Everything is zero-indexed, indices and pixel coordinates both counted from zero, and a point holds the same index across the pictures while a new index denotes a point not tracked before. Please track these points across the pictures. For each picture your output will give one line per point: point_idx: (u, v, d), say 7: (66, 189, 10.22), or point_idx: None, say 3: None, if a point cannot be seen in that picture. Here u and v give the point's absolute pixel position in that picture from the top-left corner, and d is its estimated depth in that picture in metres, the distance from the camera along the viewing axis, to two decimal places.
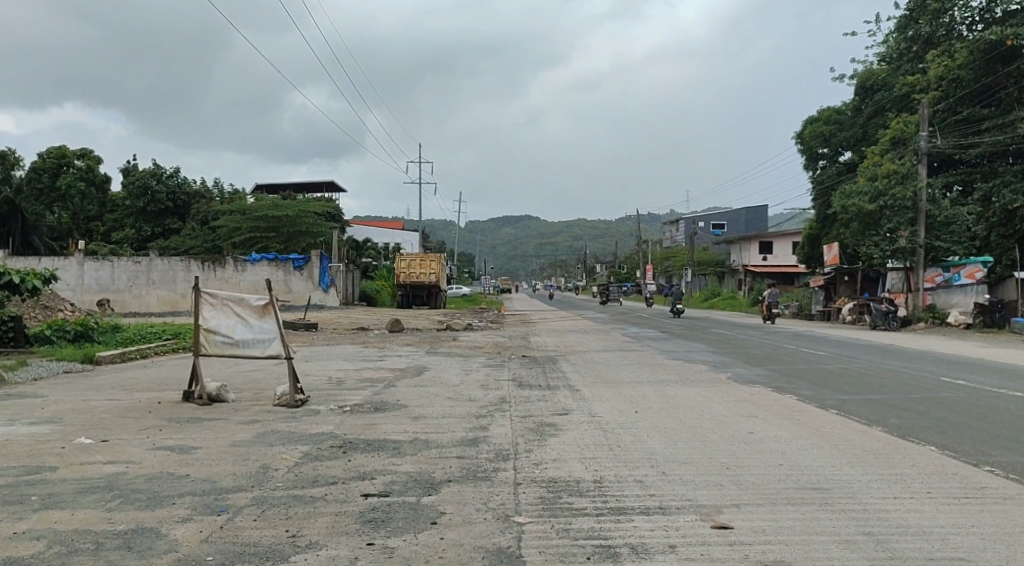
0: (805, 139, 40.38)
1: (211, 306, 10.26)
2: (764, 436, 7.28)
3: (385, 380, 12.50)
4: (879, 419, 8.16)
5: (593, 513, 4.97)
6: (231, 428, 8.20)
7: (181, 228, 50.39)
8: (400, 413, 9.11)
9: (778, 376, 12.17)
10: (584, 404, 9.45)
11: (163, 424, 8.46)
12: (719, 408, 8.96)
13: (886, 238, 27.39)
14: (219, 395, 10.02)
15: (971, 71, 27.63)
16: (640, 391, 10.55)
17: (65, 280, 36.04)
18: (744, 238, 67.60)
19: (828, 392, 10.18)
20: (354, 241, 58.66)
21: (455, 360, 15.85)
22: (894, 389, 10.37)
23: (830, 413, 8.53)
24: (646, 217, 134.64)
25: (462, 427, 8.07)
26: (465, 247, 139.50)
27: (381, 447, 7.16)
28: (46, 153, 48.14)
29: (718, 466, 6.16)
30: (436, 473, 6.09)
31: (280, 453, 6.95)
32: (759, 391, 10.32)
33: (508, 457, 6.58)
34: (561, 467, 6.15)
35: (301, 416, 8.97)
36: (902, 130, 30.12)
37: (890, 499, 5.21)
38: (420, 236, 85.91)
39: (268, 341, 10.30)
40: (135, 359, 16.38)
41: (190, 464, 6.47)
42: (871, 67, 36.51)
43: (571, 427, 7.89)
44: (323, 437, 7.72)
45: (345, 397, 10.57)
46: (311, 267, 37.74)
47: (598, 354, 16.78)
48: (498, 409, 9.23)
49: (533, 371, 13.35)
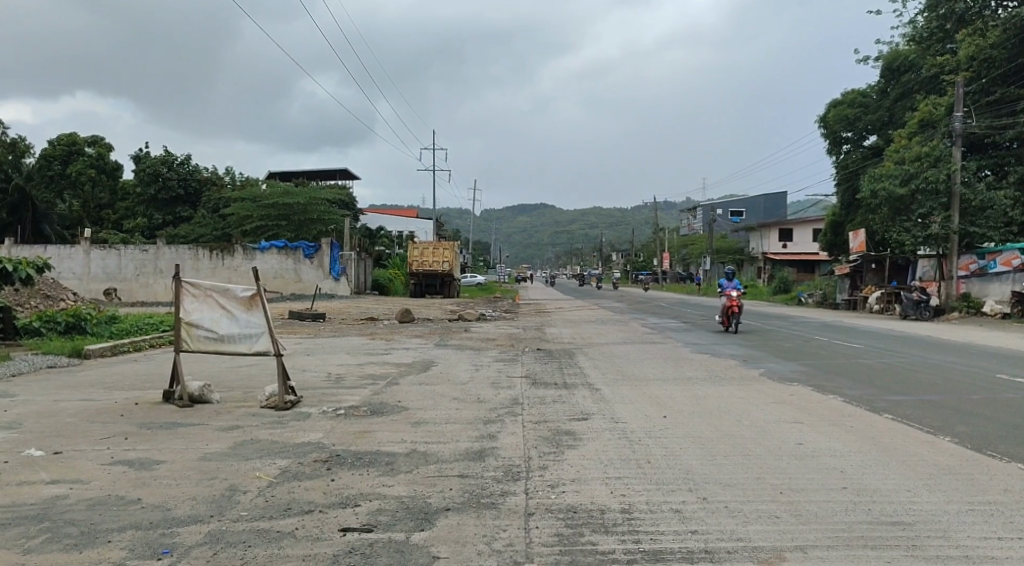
0: (829, 123, 38.61)
1: (193, 297, 9.35)
2: (813, 448, 6.19)
3: (388, 376, 11.52)
4: (947, 426, 6.95)
5: (624, 560, 3.94)
6: (206, 437, 7.25)
7: (192, 216, 49.75)
8: (399, 417, 8.12)
9: (817, 373, 11.03)
10: (605, 407, 8.39)
11: (134, 430, 7.59)
12: (758, 413, 7.88)
13: (918, 224, 26.00)
14: (201, 396, 9.16)
15: (1004, 50, 26.10)
16: (668, 391, 9.51)
17: (71, 269, 35.50)
18: (764, 225, 65.93)
19: (878, 393, 9.03)
20: (366, 229, 57.72)
21: (465, 354, 14.81)
22: (952, 389, 9.18)
23: (885, 417, 7.36)
24: (662, 204, 132.85)
25: (467, 436, 7.08)
26: (481, 236, 139.23)
27: (372, 461, 6.19)
28: (57, 139, 47.27)
29: (770, 489, 5.03)
30: (432, 498, 5.08)
31: (254, 470, 5.98)
32: (798, 391, 9.27)
33: (518, 476, 5.56)
34: (581, 492, 5.11)
35: (288, 421, 8.01)
36: (931, 112, 28.57)
37: (997, 543, 4.05)
38: (432, 223, 85.05)
39: (256, 336, 9.34)
40: (128, 352, 15.66)
41: (146, 485, 5.55)
42: (898, 48, 34.95)
43: (591, 436, 6.86)
44: (308, 447, 6.77)
45: (341, 397, 9.59)
46: (321, 255, 36.84)
47: (617, 347, 15.68)
48: (509, 412, 8.23)
49: (549, 366, 12.35)
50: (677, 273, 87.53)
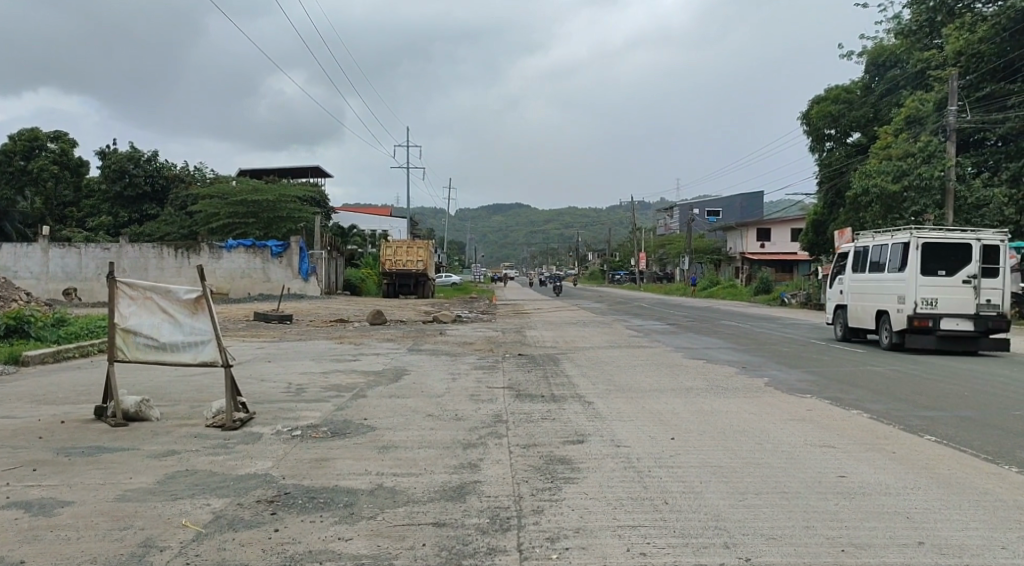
0: (812, 119, 37.87)
1: (130, 300, 8.09)
2: (861, 482, 5.18)
3: (355, 387, 10.37)
4: (1005, 451, 5.97)
5: None
6: (131, 467, 6.07)
7: (159, 214, 48.36)
8: (365, 439, 7.00)
9: (825, 382, 10.11)
10: (602, 425, 7.33)
11: (52, 457, 6.42)
12: (779, 433, 6.88)
13: (911, 222, 25.28)
14: (138, 414, 7.95)
15: (994, 44, 25.54)
16: (667, 404, 8.52)
17: (27, 267, 33.71)
18: (742, 224, 65.47)
19: (905, 407, 8.08)
20: (339, 227, 56.23)
21: (441, 360, 13.66)
22: (985, 403, 8.22)
23: (925, 439, 6.46)
24: (639, 205, 132.50)
25: (444, 466, 5.97)
26: (457, 236, 137.57)
27: (327, 502, 5.04)
28: (17, 134, 42.89)
29: (827, 546, 4.00)
30: (399, 560, 3.98)
31: (181, 515, 4.80)
32: (814, 405, 8.31)
33: (508, 525, 4.48)
34: (592, 548, 4.06)
35: (235, 445, 6.86)
36: (917, 108, 27.74)
37: None
38: (408, 223, 83.43)
39: (202, 344, 8.04)
40: (73, 359, 14.35)
41: (38, 539, 4.39)
42: (882, 43, 34.67)
43: (591, 466, 5.79)
44: (253, 481, 5.61)
45: (300, 413, 8.40)
46: (290, 254, 35.45)
47: (603, 351, 14.67)
48: (491, 433, 7.14)
49: (532, 375, 11.27)
50: (654, 274, 86.88)
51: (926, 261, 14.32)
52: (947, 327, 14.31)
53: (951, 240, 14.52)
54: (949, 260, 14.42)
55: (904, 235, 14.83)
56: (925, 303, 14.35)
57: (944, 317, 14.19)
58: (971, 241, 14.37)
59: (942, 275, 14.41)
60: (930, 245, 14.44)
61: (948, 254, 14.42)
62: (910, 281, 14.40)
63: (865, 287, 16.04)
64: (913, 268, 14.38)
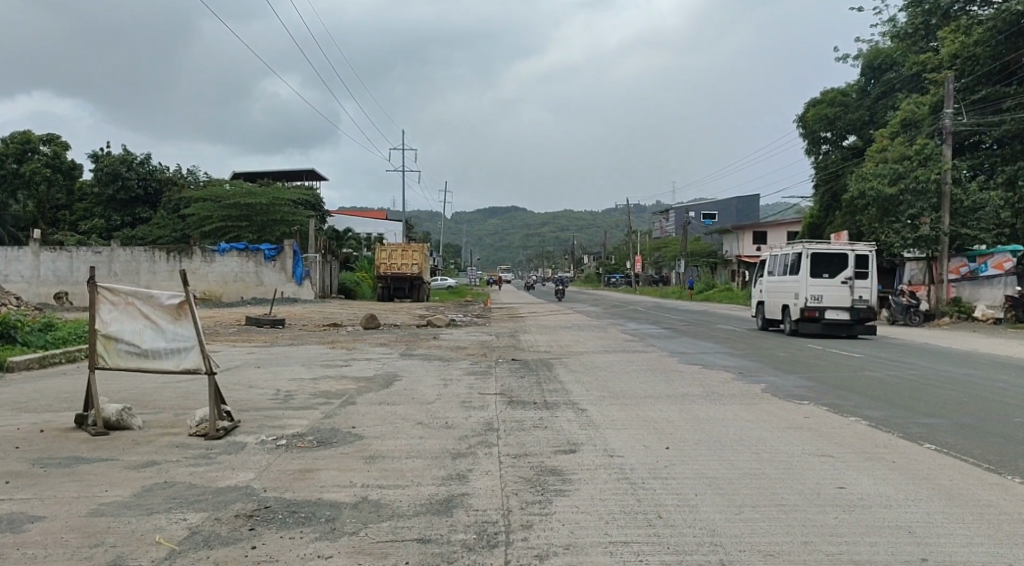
0: (807, 122, 37.72)
1: (111, 305, 7.89)
2: (861, 494, 5.00)
3: (344, 394, 10.17)
4: (1007, 461, 5.82)
5: None
6: (108, 479, 5.86)
7: (152, 218, 48.06)
8: (351, 449, 6.80)
9: (823, 388, 9.95)
10: (595, 434, 7.15)
11: (27, 468, 6.21)
12: (776, 441, 6.70)
13: (907, 225, 25.12)
14: (119, 422, 7.74)
15: (989, 47, 25.48)
16: (661, 412, 8.37)
17: (18, 271, 33.40)
18: (738, 227, 65.43)
19: (903, 414, 7.93)
20: (334, 231, 55.97)
21: (433, 365, 13.48)
22: (985, 410, 8.07)
23: (925, 447, 6.30)
24: (635, 208, 132.44)
25: (431, 477, 5.78)
26: (452, 239, 137.29)
27: (308, 517, 4.85)
28: (9, 138, 41.97)
29: (827, 564, 3.82)
30: None
31: (156, 532, 4.60)
32: (810, 412, 8.16)
33: (496, 542, 4.29)
34: None
35: (217, 455, 6.66)
36: (913, 112, 27.72)
37: None
38: (403, 226, 83.18)
39: (185, 350, 7.83)
40: (60, 365, 14.13)
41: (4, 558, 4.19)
42: (878, 46, 34.70)
43: (583, 477, 5.60)
44: (233, 494, 5.41)
45: (286, 421, 8.20)
46: (284, 257, 35.24)
47: (597, 356, 14.51)
48: (482, 442, 6.96)
49: (525, 381, 11.10)
50: (650, 277, 86.75)
51: (814, 267, 18.61)
52: (830, 317, 18.73)
53: (835, 249, 18.72)
54: (831, 264, 18.65)
55: (799, 246, 19.00)
56: (813, 298, 18.70)
57: (827, 310, 18.59)
58: (848, 251, 18.62)
59: (826, 277, 18.68)
60: (818, 254, 18.65)
61: (831, 260, 18.63)
62: (802, 283, 18.76)
63: (777, 285, 20.26)
64: (804, 272, 18.73)
